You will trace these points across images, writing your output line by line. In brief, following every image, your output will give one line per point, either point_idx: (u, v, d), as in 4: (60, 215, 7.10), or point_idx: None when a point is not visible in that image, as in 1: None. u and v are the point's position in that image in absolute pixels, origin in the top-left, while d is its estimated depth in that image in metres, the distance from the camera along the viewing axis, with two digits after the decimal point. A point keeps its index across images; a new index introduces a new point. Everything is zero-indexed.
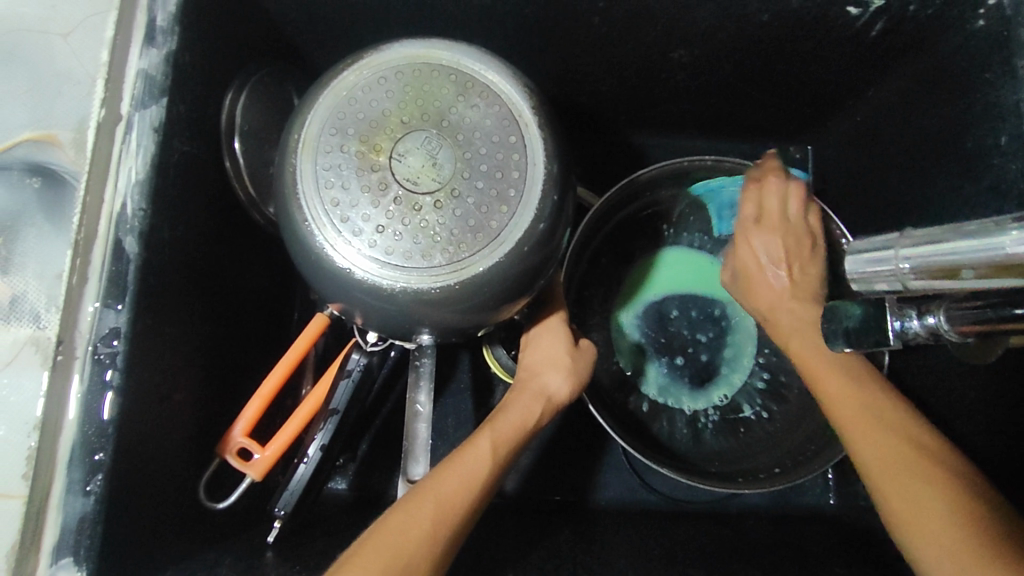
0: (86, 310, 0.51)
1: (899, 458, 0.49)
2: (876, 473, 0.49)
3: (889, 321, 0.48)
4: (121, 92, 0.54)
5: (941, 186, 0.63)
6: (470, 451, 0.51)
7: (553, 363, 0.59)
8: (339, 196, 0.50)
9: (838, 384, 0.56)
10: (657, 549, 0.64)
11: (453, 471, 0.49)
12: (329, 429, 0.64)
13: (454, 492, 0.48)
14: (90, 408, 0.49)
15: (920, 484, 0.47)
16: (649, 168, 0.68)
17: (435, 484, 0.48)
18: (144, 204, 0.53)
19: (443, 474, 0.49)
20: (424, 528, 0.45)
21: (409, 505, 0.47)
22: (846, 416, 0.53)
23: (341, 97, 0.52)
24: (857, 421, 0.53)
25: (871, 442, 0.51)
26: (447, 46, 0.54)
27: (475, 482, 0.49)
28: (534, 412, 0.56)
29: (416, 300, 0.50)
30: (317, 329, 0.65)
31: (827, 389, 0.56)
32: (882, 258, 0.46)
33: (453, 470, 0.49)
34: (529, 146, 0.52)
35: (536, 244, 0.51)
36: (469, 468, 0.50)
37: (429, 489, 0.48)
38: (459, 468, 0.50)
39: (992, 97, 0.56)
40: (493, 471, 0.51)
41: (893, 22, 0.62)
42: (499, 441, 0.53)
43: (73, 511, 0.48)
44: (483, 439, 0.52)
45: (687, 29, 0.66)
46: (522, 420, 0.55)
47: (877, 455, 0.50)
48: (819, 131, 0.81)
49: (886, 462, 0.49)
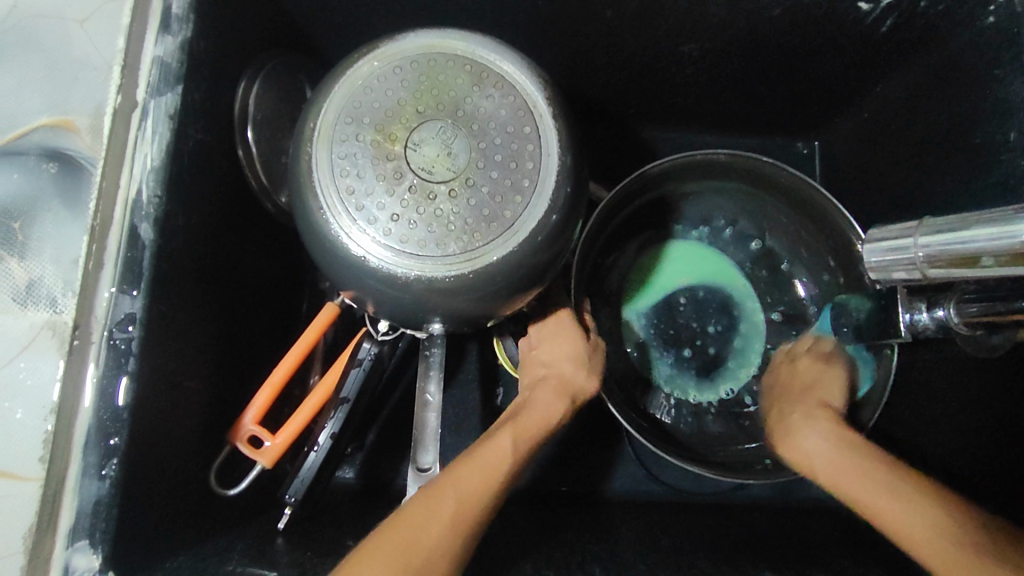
0: (102, 295, 0.51)
1: (931, 524, 0.47)
2: (903, 528, 0.48)
3: (900, 314, 0.56)
4: (137, 79, 0.54)
5: (949, 181, 0.64)
6: (491, 447, 0.52)
7: (566, 357, 0.60)
8: (354, 184, 0.50)
9: (832, 454, 0.54)
10: (665, 540, 0.64)
11: (473, 465, 0.50)
12: (340, 418, 0.65)
13: (475, 485, 0.49)
14: (105, 393, 0.50)
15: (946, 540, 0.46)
16: (660, 162, 0.67)
17: (455, 479, 0.49)
18: (160, 191, 0.53)
19: (463, 465, 0.50)
20: (442, 526, 0.47)
21: (430, 498, 0.48)
22: (866, 493, 0.51)
23: (357, 86, 0.52)
24: (868, 483, 0.51)
25: (889, 514, 0.49)
26: (462, 36, 0.54)
27: (495, 479, 0.50)
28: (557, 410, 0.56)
29: (430, 289, 0.50)
30: (328, 318, 0.65)
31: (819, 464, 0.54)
32: (901, 246, 0.47)
33: (475, 464, 0.50)
34: (543, 137, 0.52)
35: (549, 235, 0.52)
36: (490, 463, 0.51)
37: (450, 482, 0.49)
38: (479, 463, 0.50)
39: (1002, 93, 0.57)
40: (514, 466, 0.51)
41: (903, 18, 0.63)
42: (521, 436, 0.53)
43: (89, 495, 0.48)
44: (504, 435, 0.53)
45: (699, 23, 0.66)
46: (544, 418, 0.55)
47: (909, 523, 0.48)
48: (827, 127, 0.81)
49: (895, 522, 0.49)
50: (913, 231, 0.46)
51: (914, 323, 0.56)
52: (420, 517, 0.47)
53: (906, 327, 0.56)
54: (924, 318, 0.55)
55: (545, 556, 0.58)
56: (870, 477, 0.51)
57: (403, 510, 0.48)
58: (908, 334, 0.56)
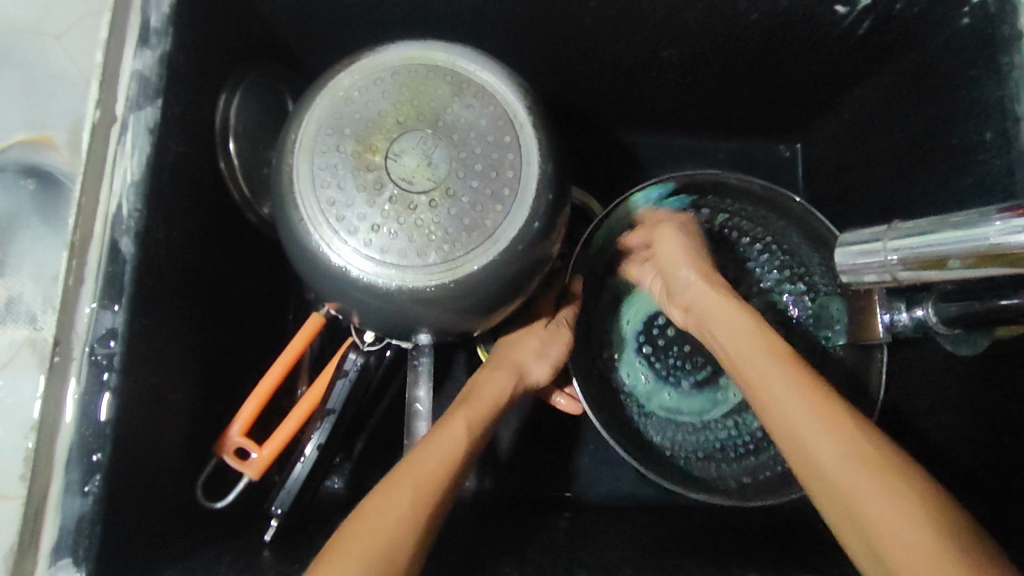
0: (83, 310, 0.51)
1: (900, 511, 0.42)
2: (844, 478, 0.45)
3: (879, 314, 0.58)
4: (116, 94, 0.54)
5: (927, 181, 0.64)
6: (446, 431, 0.52)
7: (529, 348, 0.62)
8: (335, 195, 0.50)
9: (835, 449, 0.46)
10: (653, 543, 0.64)
11: (431, 450, 0.51)
12: (326, 429, 0.64)
13: (434, 471, 0.49)
14: (87, 409, 0.49)
15: (890, 505, 0.42)
16: (626, 194, 0.68)
17: (415, 465, 0.49)
18: (140, 205, 0.53)
19: (419, 452, 0.51)
20: (405, 508, 0.47)
21: (389, 487, 0.48)
22: (802, 424, 0.48)
23: (338, 98, 0.52)
24: (881, 503, 0.43)
25: (836, 487, 0.45)
26: (443, 47, 0.54)
27: (450, 461, 0.51)
28: (509, 391, 0.59)
29: (412, 299, 0.50)
30: (314, 328, 0.65)
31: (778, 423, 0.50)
32: (872, 250, 0.48)
33: (431, 448, 0.51)
34: (524, 146, 0.52)
35: (530, 244, 0.52)
36: (447, 446, 0.51)
37: (407, 469, 0.49)
38: (434, 448, 0.51)
39: (977, 94, 0.57)
40: (469, 446, 0.52)
41: (879, 21, 0.63)
42: (475, 419, 0.54)
43: (71, 512, 0.48)
44: (459, 419, 0.54)
45: (677, 30, 0.66)
46: (499, 401, 0.57)
47: (829, 457, 0.46)
48: (808, 128, 0.82)
49: (841, 458, 0.46)
50: (884, 234, 0.47)
51: (893, 323, 0.57)
52: (380, 504, 0.47)
53: (885, 328, 0.57)
54: (903, 319, 0.56)
55: (533, 562, 0.58)
56: (810, 419, 0.48)
57: (365, 503, 0.48)
58: (887, 335, 0.58)
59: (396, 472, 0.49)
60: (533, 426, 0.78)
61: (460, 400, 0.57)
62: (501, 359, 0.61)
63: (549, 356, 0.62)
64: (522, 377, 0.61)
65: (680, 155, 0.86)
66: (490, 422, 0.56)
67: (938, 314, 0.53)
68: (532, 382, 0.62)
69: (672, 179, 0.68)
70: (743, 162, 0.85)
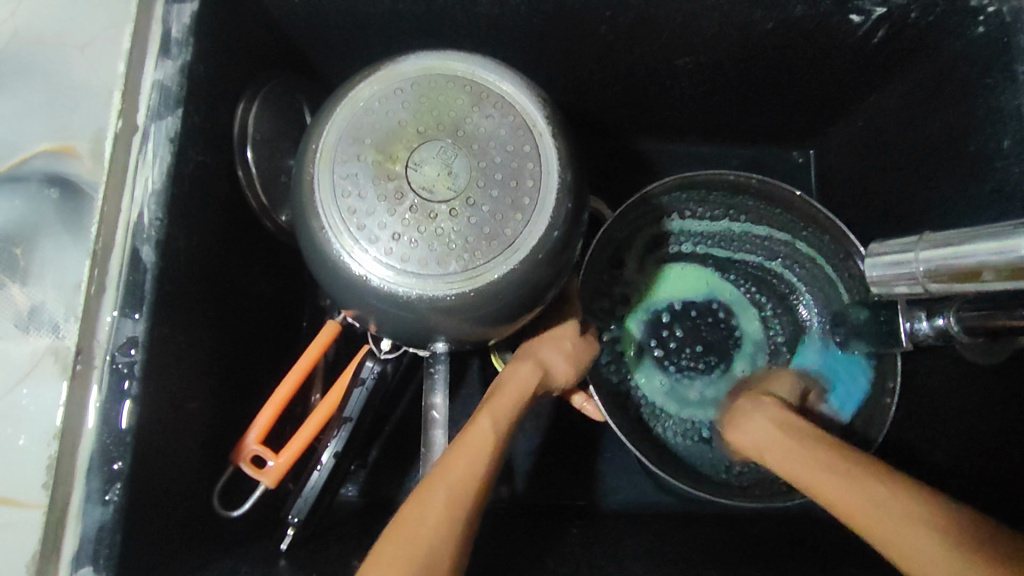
0: (105, 319, 0.51)
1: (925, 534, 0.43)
2: (864, 516, 0.46)
3: (901, 323, 0.58)
4: (138, 104, 0.55)
5: (944, 189, 0.64)
6: (472, 432, 0.52)
7: (553, 347, 0.61)
8: (355, 204, 0.50)
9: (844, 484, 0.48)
10: (670, 552, 0.64)
11: (459, 453, 0.50)
12: (343, 437, 0.64)
13: (466, 471, 0.49)
14: (108, 417, 0.50)
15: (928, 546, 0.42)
16: (657, 185, 0.66)
17: (445, 468, 0.49)
18: (161, 214, 0.53)
19: (448, 457, 0.50)
20: (442, 513, 0.46)
21: (422, 494, 0.48)
22: (833, 488, 0.49)
23: (358, 108, 0.53)
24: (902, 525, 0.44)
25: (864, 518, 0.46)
26: (462, 57, 0.54)
27: (479, 460, 0.50)
28: (532, 384, 0.57)
29: (432, 307, 0.50)
30: (329, 336, 0.65)
31: (847, 500, 0.47)
32: (902, 262, 0.48)
33: (459, 451, 0.50)
34: (543, 154, 0.52)
35: (550, 252, 0.52)
36: (474, 447, 0.51)
37: (438, 473, 0.49)
38: (462, 450, 0.50)
39: (993, 102, 0.57)
40: (496, 444, 0.52)
41: (893, 30, 0.63)
42: (500, 417, 0.54)
43: (92, 520, 0.48)
44: (483, 417, 0.53)
45: (692, 39, 0.67)
46: (522, 393, 0.56)
47: (855, 498, 0.47)
48: (822, 135, 0.82)
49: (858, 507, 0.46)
50: (915, 246, 0.47)
51: (915, 332, 0.57)
52: (416, 510, 0.46)
53: (907, 336, 0.58)
54: (925, 327, 0.57)
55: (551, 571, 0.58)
56: (828, 472, 0.50)
57: (400, 512, 0.47)
58: (910, 343, 0.58)
59: (427, 480, 0.49)
60: (548, 434, 0.78)
61: (483, 400, 0.56)
62: (524, 355, 0.60)
63: (575, 357, 0.62)
64: (546, 370, 0.59)
65: (693, 162, 0.86)
66: (515, 418, 0.55)
67: (960, 323, 0.53)
68: (555, 378, 0.60)
69: (682, 178, 0.67)
70: (757, 170, 0.86)
